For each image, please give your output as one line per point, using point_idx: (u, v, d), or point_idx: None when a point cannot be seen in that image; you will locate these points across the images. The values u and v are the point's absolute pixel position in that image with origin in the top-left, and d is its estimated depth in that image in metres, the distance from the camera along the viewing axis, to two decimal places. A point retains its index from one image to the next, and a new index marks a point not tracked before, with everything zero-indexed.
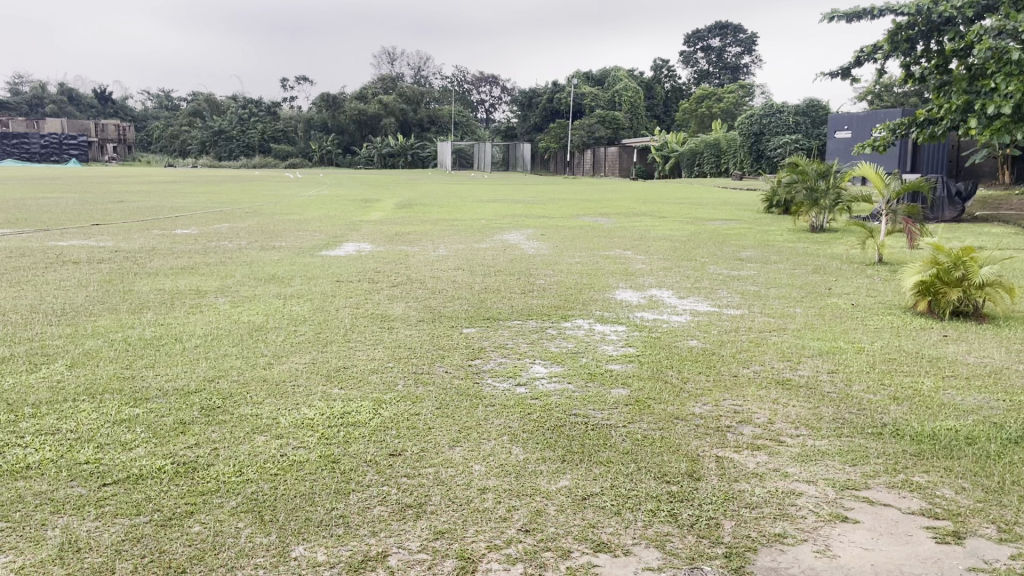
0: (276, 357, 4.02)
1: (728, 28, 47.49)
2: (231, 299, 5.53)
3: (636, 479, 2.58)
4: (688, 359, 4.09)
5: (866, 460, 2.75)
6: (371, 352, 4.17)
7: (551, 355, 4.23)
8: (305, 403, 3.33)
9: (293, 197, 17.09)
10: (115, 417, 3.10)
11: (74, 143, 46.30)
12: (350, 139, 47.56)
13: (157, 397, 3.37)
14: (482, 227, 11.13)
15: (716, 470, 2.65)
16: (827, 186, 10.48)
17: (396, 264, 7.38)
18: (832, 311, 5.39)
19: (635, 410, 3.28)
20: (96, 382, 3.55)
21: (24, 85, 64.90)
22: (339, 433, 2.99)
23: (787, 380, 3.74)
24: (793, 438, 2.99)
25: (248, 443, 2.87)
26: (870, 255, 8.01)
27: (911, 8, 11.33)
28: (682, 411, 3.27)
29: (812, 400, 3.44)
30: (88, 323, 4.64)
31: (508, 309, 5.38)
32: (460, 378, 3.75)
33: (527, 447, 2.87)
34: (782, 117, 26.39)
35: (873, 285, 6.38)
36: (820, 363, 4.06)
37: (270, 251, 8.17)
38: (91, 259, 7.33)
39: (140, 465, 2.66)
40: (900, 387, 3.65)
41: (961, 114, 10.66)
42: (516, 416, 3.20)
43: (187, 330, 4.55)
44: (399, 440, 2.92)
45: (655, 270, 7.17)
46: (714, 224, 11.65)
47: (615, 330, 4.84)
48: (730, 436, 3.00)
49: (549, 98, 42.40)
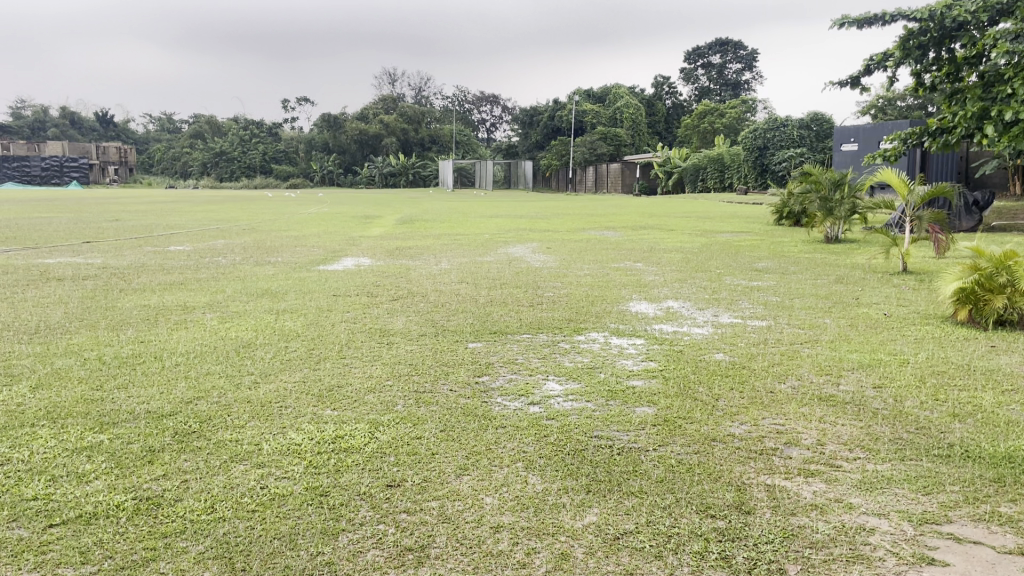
0: (263, 376, 3.64)
1: (728, 45, 47.73)
2: (220, 314, 5.17)
3: (677, 513, 2.20)
4: (717, 373, 3.73)
5: (942, 487, 2.37)
6: (367, 370, 3.79)
7: (566, 370, 3.86)
8: (292, 427, 2.95)
9: (293, 215, 16.79)
10: (76, 445, 2.73)
11: (75, 166, 46.10)
12: (352, 158, 47.25)
13: (126, 421, 2.99)
14: (486, 241, 10.78)
15: (768, 502, 2.27)
16: (841, 196, 10.11)
17: (397, 278, 7.02)
18: (864, 321, 5.01)
19: (665, 431, 2.90)
20: (59, 405, 3.17)
21: (27, 109, 64.71)
22: (330, 461, 2.62)
23: (831, 396, 3.36)
24: (850, 461, 2.61)
25: (224, 474, 2.49)
26: (895, 265, 7.63)
27: (923, 14, 10.97)
28: (719, 433, 2.88)
29: (862, 418, 3.06)
30: (61, 342, 4.26)
31: (516, 322, 5.02)
32: (466, 397, 3.37)
33: (545, 474, 2.49)
34: (786, 131, 26.01)
35: (903, 294, 5.99)
36: (864, 377, 3.67)
37: (265, 267, 7.80)
38: (76, 276, 6.95)
39: (96, 502, 2.27)
40: (958, 403, 3.26)
41: (977, 121, 10.09)
42: (531, 439, 2.82)
43: (166, 348, 4.18)
44: (398, 469, 2.54)
45: (668, 282, 6.81)
46: (725, 235, 11.31)
47: (633, 343, 4.46)
48: (777, 460, 2.61)
49: (550, 116, 41.96)
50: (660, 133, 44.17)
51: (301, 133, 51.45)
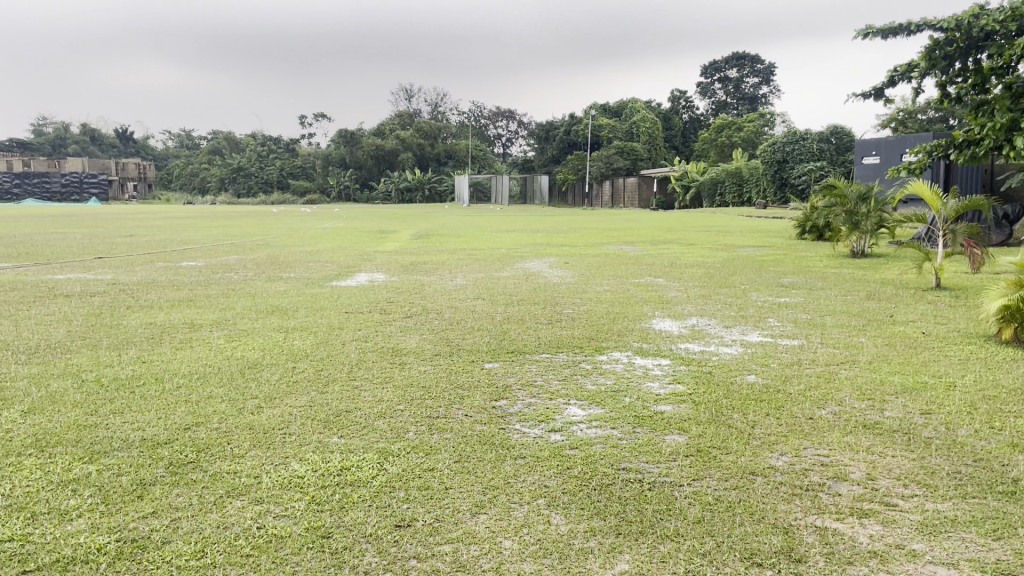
0: (268, 400, 3.43)
1: (745, 58, 47.48)
2: (227, 332, 4.98)
3: (719, 562, 1.96)
4: (751, 398, 3.48)
5: (1014, 531, 2.12)
6: (378, 393, 3.57)
7: (588, 394, 3.62)
8: (296, 457, 2.74)
9: (307, 230, 16.67)
10: (61, 477, 2.53)
11: (94, 182, 46.43)
12: (368, 173, 47.30)
13: (118, 450, 2.79)
14: (502, 256, 10.57)
15: (820, 548, 2.03)
16: (868, 209, 9.81)
17: (411, 294, 6.81)
18: (903, 340, 4.74)
19: (698, 463, 2.66)
20: (49, 432, 2.98)
21: (48, 126, 65.54)
22: (334, 496, 2.40)
23: (877, 424, 3.10)
24: (906, 499, 2.37)
25: (218, 512, 2.28)
26: (928, 280, 7.33)
27: (949, 25, 9.73)
28: (758, 465, 2.64)
29: (913, 449, 2.81)
30: (60, 363, 4.08)
31: (535, 341, 4.79)
32: (483, 423, 3.14)
33: (570, 514, 2.26)
34: (805, 144, 25.68)
35: (940, 311, 5.71)
36: (909, 402, 3.42)
37: (276, 282, 7.62)
38: (85, 292, 6.81)
39: (76, 544, 2.07)
40: (1016, 432, 3.00)
41: (1006, 134, 8.98)
42: (553, 472, 2.60)
43: (169, 369, 3.98)
44: (408, 507, 2.32)
45: (692, 298, 6.56)
46: (747, 250, 11.03)
47: (659, 364, 4.23)
48: (826, 498, 2.37)
49: (566, 130, 41.80)
50: (677, 147, 43.94)
51: (318, 149, 51.64)
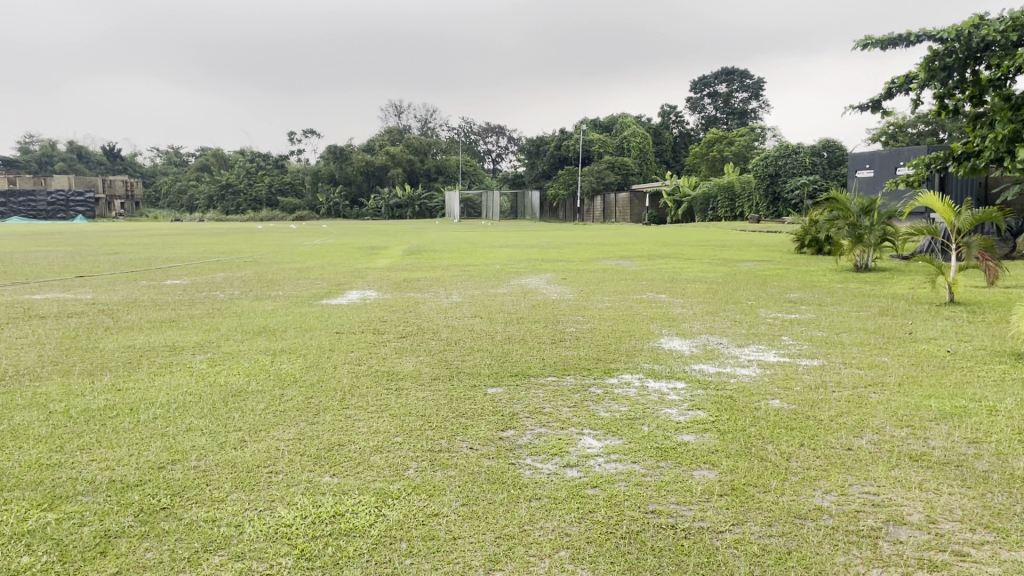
0: (252, 433, 3.12)
1: (733, 74, 47.90)
2: (210, 356, 4.68)
3: None
4: (782, 426, 3.20)
5: None
6: (372, 424, 3.26)
7: (602, 422, 3.33)
8: (283, 500, 2.44)
9: (296, 247, 16.32)
10: (14, 529, 2.21)
11: (81, 200, 45.98)
12: (358, 190, 47.02)
13: (82, 494, 2.48)
14: (497, 272, 10.28)
15: None
16: (871, 222, 9.56)
17: (405, 313, 6.51)
18: (929, 359, 4.47)
19: (736, 504, 2.37)
20: (6, 472, 2.67)
21: (35, 145, 65.04)
22: (327, 550, 2.10)
23: (923, 455, 2.83)
24: (978, 547, 2.09)
25: (192, 572, 1.98)
26: (941, 294, 7.08)
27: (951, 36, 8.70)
28: (803, 506, 2.36)
29: (972, 485, 2.54)
30: (27, 391, 3.76)
31: (539, 363, 4.49)
32: (490, 458, 2.85)
33: (600, 572, 1.96)
34: (798, 158, 25.57)
35: (961, 327, 5.45)
36: (952, 429, 3.14)
37: (263, 301, 7.30)
38: (62, 314, 6.47)
39: None
40: None
41: (1007, 144, 8.12)
42: (574, 517, 2.30)
43: (145, 397, 3.67)
44: (413, 563, 2.02)
45: (699, 316, 6.29)
46: (747, 265, 10.77)
47: (674, 387, 3.94)
48: (886, 547, 2.09)
49: (557, 146, 41.75)
50: (668, 162, 43.92)
51: (307, 165, 51.32)
